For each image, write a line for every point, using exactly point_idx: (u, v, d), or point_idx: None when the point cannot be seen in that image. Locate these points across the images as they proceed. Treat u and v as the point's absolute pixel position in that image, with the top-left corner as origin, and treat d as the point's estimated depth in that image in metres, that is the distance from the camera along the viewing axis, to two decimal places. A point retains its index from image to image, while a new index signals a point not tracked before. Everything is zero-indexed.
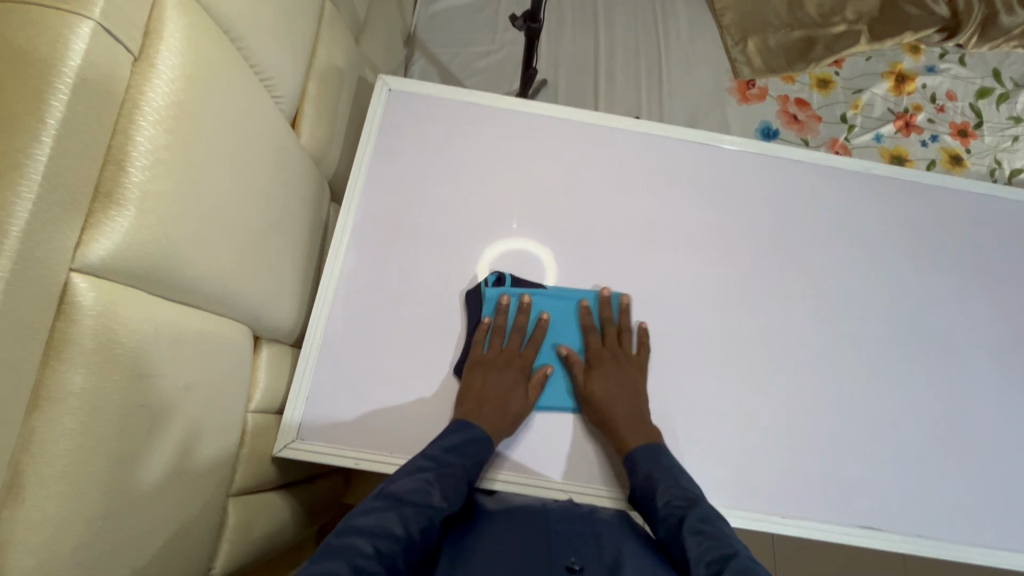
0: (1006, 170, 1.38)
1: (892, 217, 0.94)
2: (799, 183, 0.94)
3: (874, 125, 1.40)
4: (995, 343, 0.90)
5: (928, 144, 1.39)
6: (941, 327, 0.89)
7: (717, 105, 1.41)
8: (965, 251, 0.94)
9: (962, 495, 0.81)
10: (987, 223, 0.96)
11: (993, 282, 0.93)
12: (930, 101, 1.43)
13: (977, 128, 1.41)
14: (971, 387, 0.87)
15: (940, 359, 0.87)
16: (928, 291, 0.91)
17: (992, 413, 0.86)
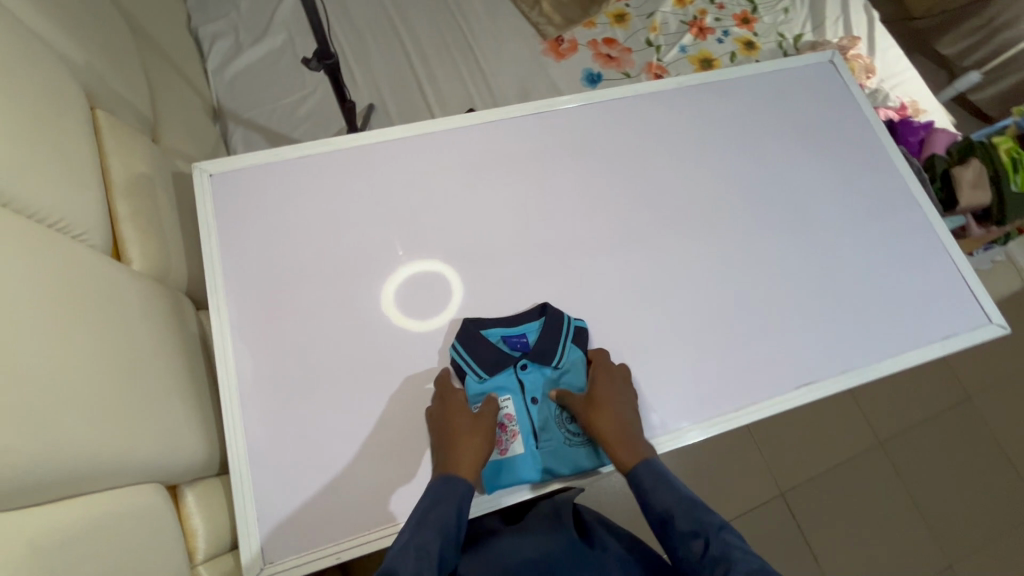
0: (790, 39, 1.56)
1: (718, 115, 1.04)
2: (633, 116, 1.00)
3: (675, 40, 1.52)
4: (836, 187, 1.02)
5: (723, 40, 1.54)
6: (791, 193, 1.00)
7: (540, 69, 1.46)
8: (785, 121, 1.06)
9: (861, 322, 0.92)
10: (791, 91, 1.09)
11: (815, 138, 1.06)
12: (710, 3, 1.58)
13: (754, 13, 1.58)
14: (831, 232, 0.98)
15: (801, 219, 0.98)
16: (769, 167, 1.02)
17: (855, 247, 0.98)
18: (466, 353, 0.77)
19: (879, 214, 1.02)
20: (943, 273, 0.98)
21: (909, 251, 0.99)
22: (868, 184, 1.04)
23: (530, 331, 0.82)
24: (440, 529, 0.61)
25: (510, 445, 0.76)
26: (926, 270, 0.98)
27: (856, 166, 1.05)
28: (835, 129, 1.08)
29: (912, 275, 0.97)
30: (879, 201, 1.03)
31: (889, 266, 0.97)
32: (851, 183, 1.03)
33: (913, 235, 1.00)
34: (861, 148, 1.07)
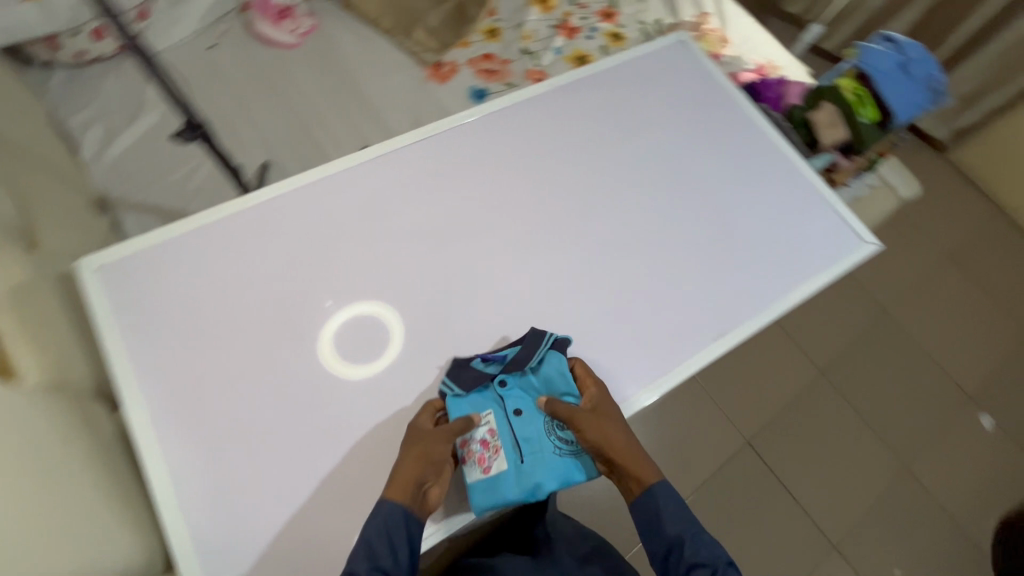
0: (652, 25, 1.68)
1: (595, 107, 1.11)
2: (517, 124, 1.06)
3: (548, 44, 1.60)
4: (717, 150, 1.11)
5: (592, 37, 1.63)
6: (679, 165, 1.08)
7: (427, 96, 1.50)
8: (661, 100, 1.14)
9: (762, 267, 1.01)
10: (659, 71, 1.17)
11: (683, 112, 1.14)
12: (573, 5, 1.68)
13: (614, 8, 1.70)
14: (715, 193, 1.06)
15: (685, 187, 1.06)
16: (647, 147, 1.09)
17: (739, 203, 1.06)
18: (450, 380, 0.82)
19: (752, 168, 1.11)
20: (819, 209, 1.08)
21: (785, 197, 1.08)
22: (739, 144, 1.13)
23: (509, 348, 0.86)
24: (367, 554, 0.67)
25: (492, 461, 0.79)
26: (803, 210, 1.07)
27: (725, 129, 1.14)
28: (708, 96, 1.16)
29: (793, 218, 1.06)
30: (751, 156, 1.12)
31: (771, 214, 1.06)
32: (724, 145, 1.12)
33: (786, 182, 1.10)
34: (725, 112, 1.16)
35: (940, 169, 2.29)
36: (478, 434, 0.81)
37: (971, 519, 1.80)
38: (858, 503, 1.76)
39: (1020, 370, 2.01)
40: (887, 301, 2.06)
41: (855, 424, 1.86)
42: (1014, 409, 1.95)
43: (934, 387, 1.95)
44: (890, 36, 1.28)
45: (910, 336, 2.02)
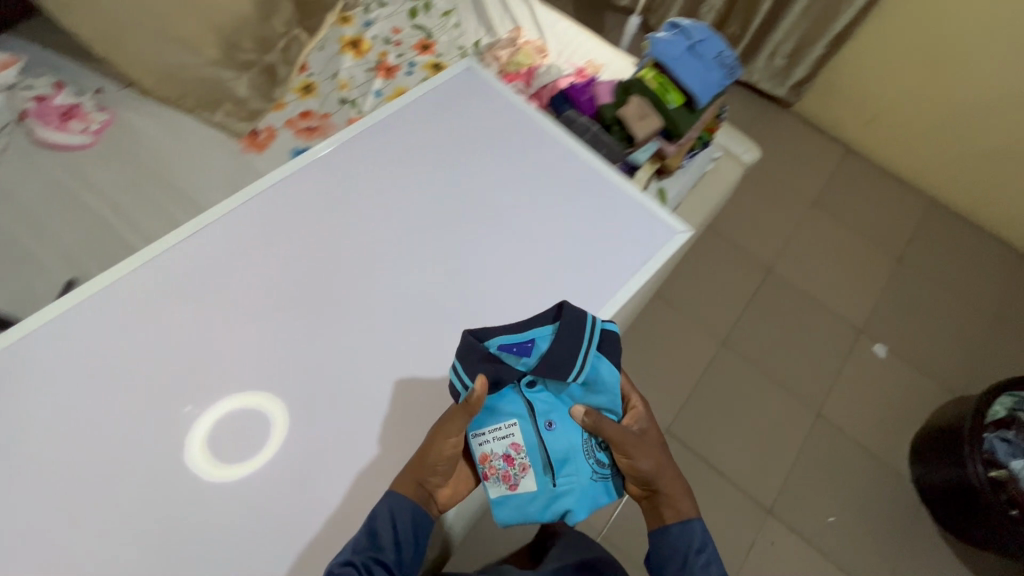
0: (470, 47, 1.67)
1: (386, 160, 1.20)
2: (311, 200, 1.15)
3: (367, 87, 1.56)
4: (513, 174, 1.22)
5: (411, 72, 1.60)
6: (477, 198, 1.19)
7: (246, 168, 1.41)
8: (449, 139, 1.23)
9: (565, 274, 1.13)
10: (445, 106, 1.24)
11: (486, 139, 1.25)
12: (388, 44, 1.65)
13: (430, 38, 1.68)
14: (520, 212, 1.18)
15: (494, 211, 1.17)
16: (457, 184, 1.20)
17: (547, 216, 1.18)
18: (468, 374, 0.98)
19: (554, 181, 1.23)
20: (621, 208, 1.20)
21: (588, 202, 1.20)
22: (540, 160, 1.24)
23: (540, 339, 1.00)
24: (371, 539, 0.88)
25: (515, 475, 0.99)
26: (605, 214, 1.19)
27: (527, 150, 1.25)
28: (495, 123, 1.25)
29: (596, 223, 1.18)
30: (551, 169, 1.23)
31: (577, 222, 1.18)
32: (528, 166, 1.23)
33: (587, 189, 1.22)
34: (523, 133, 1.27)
35: (790, 123, 2.40)
36: (505, 446, 0.99)
37: (887, 451, 1.86)
38: (780, 464, 1.79)
39: (903, 293, 2.12)
40: (769, 259, 2.13)
41: (763, 384, 1.91)
42: (903, 333, 2.05)
43: (829, 331, 2.03)
44: (675, 24, 1.33)
45: (797, 287, 2.09)
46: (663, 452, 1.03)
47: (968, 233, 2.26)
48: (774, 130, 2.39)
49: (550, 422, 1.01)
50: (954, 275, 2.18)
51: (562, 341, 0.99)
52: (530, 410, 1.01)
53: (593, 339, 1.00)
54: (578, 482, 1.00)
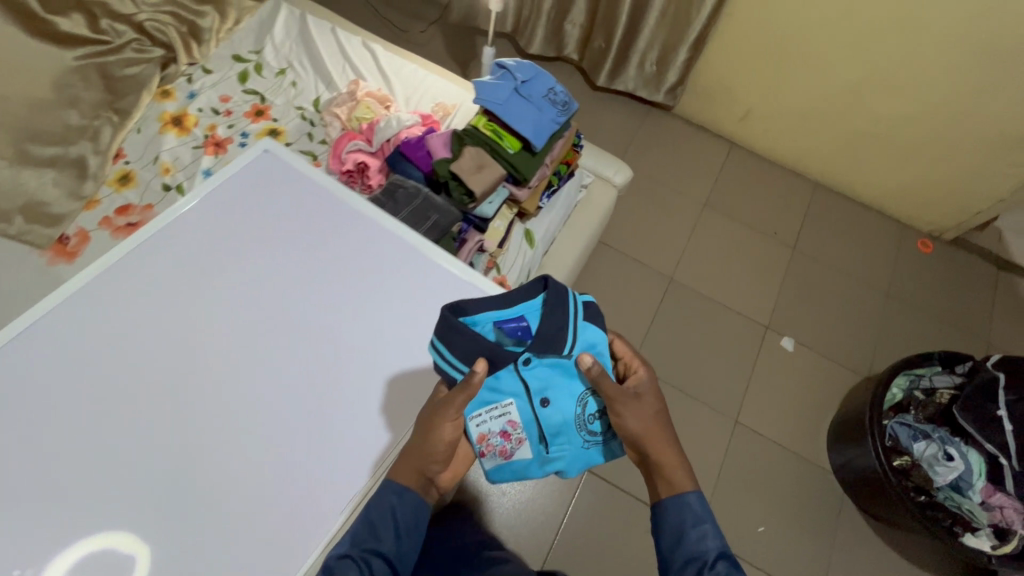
0: (309, 107, 1.56)
1: (168, 274, 0.99)
2: (72, 341, 0.92)
3: (194, 167, 1.42)
4: (328, 262, 1.06)
5: (245, 143, 1.47)
6: (292, 296, 1.02)
7: (52, 283, 1.24)
8: (244, 239, 1.05)
9: (402, 365, 1.00)
10: (235, 208, 1.07)
11: (289, 231, 1.07)
12: (216, 114, 1.51)
13: (264, 102, 1.55)
14: (333, 316, 1.02)
15: (302, 321, 1.01)
16: (262, 289, 1.02)
17: (366, 313, 1.03)
18: (452, 351, 0.97)
19: (376, 262, 1.08)
20: (445, 292, 1.07)
21: (409, 288, 1.06)
22: (353, 246, 1.08)
23: (526, 316, 1.02)
24: (372, 532, 0.83)
25: (514, 447, 1.04)
26: (432, 302, 1.05)
27: (336, 237, 1.08)
28: (296, 215, 1.09)
29: (423, 311, 1.05)
30: (367, 256, 1.08)
31: (401, 312, 1.04)
32: (341, 254, 1.07)
33: (407, 271, 1.08)
34: (330, 216, 1.10)
35: (673, 126, 2.40)
36: (501, 423, 1.03)
37: (806, 445, 1.87)
38: (705, 481, 1.76)
39: (800, 281, 2.14)
40: (668, 268, 2.11)
41: (677, 397, 1.88)
42: (806, 321, 2.07)
43: (735, 333, 2.02)
44: (501, 65, 1.26)
45: (699, 292, 2.08)
46: (666, 418, 0.99)
47: (853, 210, 2.31)
48: (658, 134, 2.39)
49: (543, 394, 1.03)
50: (846, 254, 2.22)
51: (550, 317, 1.01)
52: (524, 387, 1.04)
53: (577, 312, 1.03)
54: (572, 449, 1.05)
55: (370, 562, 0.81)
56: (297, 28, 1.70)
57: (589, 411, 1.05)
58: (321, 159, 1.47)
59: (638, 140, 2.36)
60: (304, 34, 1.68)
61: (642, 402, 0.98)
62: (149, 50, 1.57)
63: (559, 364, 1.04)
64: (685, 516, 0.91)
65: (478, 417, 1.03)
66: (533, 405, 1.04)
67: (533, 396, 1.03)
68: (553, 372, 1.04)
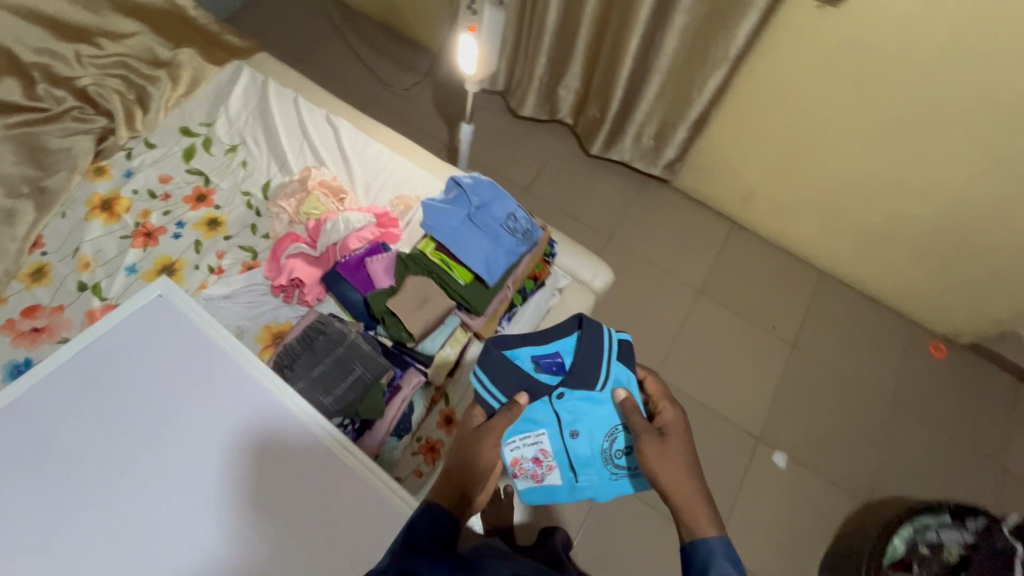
0: (258, 192, 1.41)
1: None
2: None
3: (118, 263, 1.27)
4: (192, 458, 0.81)
5: (179, 234, 1.32)
6: (135, 512, 0.77)
7: None
8: (89, 427, 0.81)
9: None
10: (89, 380, 0.84)
11: (154, 414, 0.84)
12: (152, 198, 1.36)
13: (208, 184, 1.40)
14: (191, 546, 0.76)
15: (146, 549, 0.75)
16: (97, 501, 0.78)
17: (234, 543, 0.77)
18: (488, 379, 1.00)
19: (255, 457, 0.83)
20: (338, 502, 0.82)
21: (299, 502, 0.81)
22: (231, 438, 0.84)
23: (561, 352, 1.06)
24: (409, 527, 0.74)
25: (545, 474, 1.09)
26: (327, 523, 0.80)
27: (210, 424, 0.84)
28: (162, 389, 0.85)
29: (309, 534, 0.79)
30: (250, 452, 0.83)
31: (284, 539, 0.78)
32: (215, 449, 0.82)
33: (300, 476, 0.83)
34: (207, 389, 0.86)
35: (672, 200, 2.22)
36: (533, 449, 1.08)
37: None
38: None
39: (798, 385, 1.96)
40: (653, 365, 1.94)
41: None
42: (802, 432, 1.89)
43: (723, 442, 1.84)
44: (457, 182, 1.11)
45: (685, 394, 1.91)
46: (692, 454, 0.92)
47: (861, 306, 2.13)
48: (655, 209, 2.20)
49: (574, 424, 1.06)
50: (851, 357, 2.03)
51: (584, 352, 1.04)
52: (555, 421, 1.07)
53: (611, 351, 1.04)
54: (601, 479, 1.07)
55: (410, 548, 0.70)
56: (256, 99, 1.56)
57: (617, 446, 1.07)
58: (261, 257, 1.31)
59: (633, 214, 2.18)
60: (263, 106, 1.54)
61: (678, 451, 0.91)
62: (88, 120, 1.42)
63: (591, 398, 1.06)
64: (711, 552, 0.82)
65: (512, 442, 1.08)
66: (563, 439, 1.07)
67: (564, 425, 1.07)
68: (585, 404, 1.06)
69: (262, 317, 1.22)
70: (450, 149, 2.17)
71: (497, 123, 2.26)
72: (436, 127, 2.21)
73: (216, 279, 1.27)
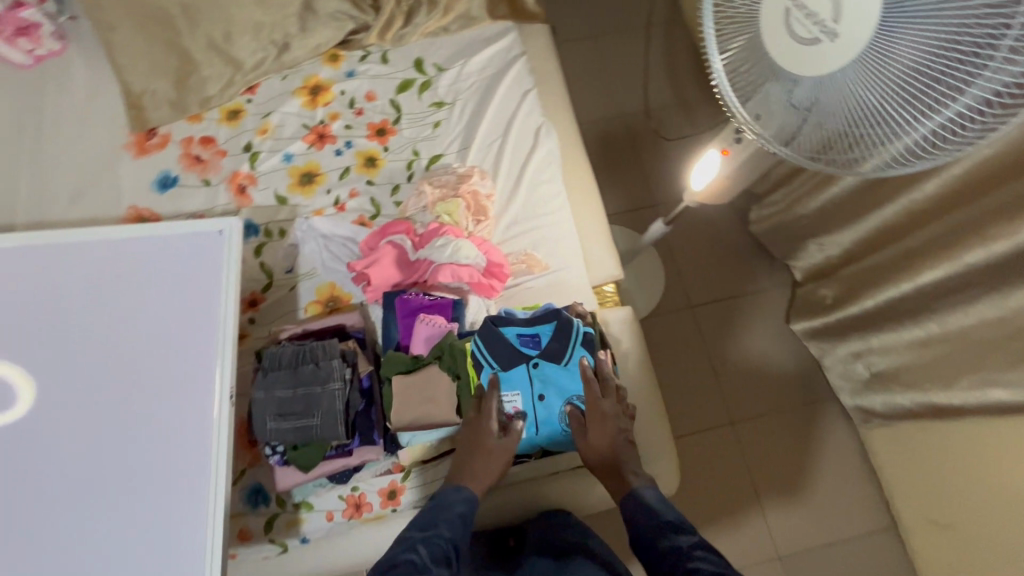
0: (425, 159, 1.35)
1: (21, 294, 0.90)
2: None
3: (284, 145, 1.34)
4: (140, 399, 0.87)
5: (342, 152, 1.35)
6: (77, 409, 0.86)
7: (109, 164, 1.31)
8: (103, 312, 0.90)
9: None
10: (133, 271, 0.92)
11: (139, 329, 0.90)
12: (349, 107, 1.39)
13: (395, 124, 1.38)
14: (83, 452, 0.85)
15: (61, 443, 0.85)
16: (64, 377, 0.87)
17: (108, 472, 0.84)
18: (483, 347, 1.02)
19: (176, 437, 0.85)
20: (192, 528, 0.82)
21: (155, 505, 0.83)
22: (170, 391, 0.87)
23: (541, 331, 1.03)
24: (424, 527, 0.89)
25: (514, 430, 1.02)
26: (168, 534, 0.81)
27: (166, 367, 0.88)
28: (164, 323, 0.90)
29: (157, 537, 0.81)
30: (169, 419, 0.86)
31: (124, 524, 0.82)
32: (147, 407, 0.86)
33: (172, 486, 0.83)
34: (192, 348, 0.89)
35: (835, 439, 1.70)
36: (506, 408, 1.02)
37: None
38: None
39: None
40: None
41: None
42: None
43: None
44: (558, 314, 1.03)
45: None
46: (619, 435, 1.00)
47: None
48: (809, 433, 1.71)
49: (543, 392, 1.04)
50: None
51: (562, 337, 1.03)
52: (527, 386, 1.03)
53: (580, 338, 1.04)
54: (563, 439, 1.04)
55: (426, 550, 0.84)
56: (495, 70, 1.46)
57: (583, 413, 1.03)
58: (377, 221, 1.29)
59: (778, 418, 1.72)
60: (495, 80, 1.44)
61: (615, 429, 1.00)
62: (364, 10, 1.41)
63: (559, 373, 1.04)
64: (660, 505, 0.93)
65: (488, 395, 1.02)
66: (533, 404, 1.03)
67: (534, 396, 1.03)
68: (559, 379, 1.04)
69: (335, 274, 1.23)
70: (651, 213, 1.89)
71: (718, 221, 1.89)
72: (656, 183, 1.93)
73: (332, 213, 1.28)
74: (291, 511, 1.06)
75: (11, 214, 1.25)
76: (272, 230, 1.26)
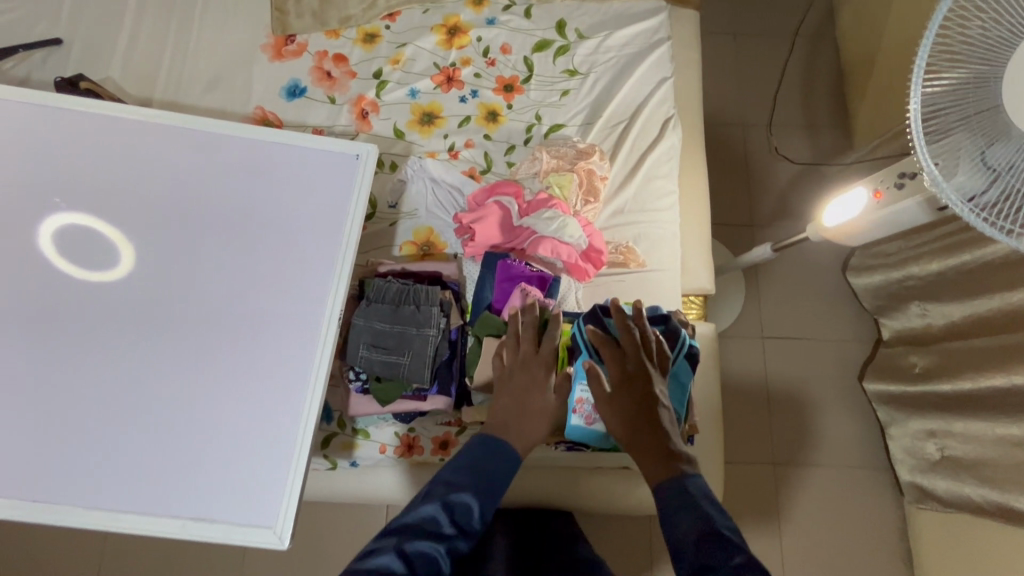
0: (546, 125, 1.32)
1: (167, 173, 0.94)
2: (69, 141, 0.94)
3: (412, 81, 1.33)
4: (258, 300, 0.91)
5: (466, 100, 1.33)
6: (200, 293, 0.91)
7: (247, 62, 1.33)
8: (239, 210, 0.94)
9: (184, 448, 0.85)
10: (270, 176, 0.95)
11: (268, 233, 0.93)
12: (482, 56, 1.36)
13: (524, 83, 1.35)
14: (200, 335, 0.90)
15: (182, 323, 0.90)
16: (195, 261, 0.92)
17: (217, 361, 0.89)
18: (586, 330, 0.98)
19: (283, 343, 0.89)
20: (283, 430, 0.86)
21: (257, 399, 0.87)
22: (286, 299, 0.91)
23: None
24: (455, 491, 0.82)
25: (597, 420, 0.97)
26: (262, 431, 0.86)
27: (286, 276, 0.92)
28: (291, 233, 0.93)
29: (251, 432, 0.86)
30: (281, 326, 0.90)
31: (223, 417, 0.87)
32: (263, 309, 0.91)
33: (270, 392, 0.88)
34: (311, 263, 0.92)
35: (875, 511, 1.64)
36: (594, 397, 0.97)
37: None
38: None
39: None
40: None
41: None
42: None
43: None
44: (666, 320, 1.01)
45: None
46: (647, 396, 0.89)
47: None
48: (852, 495, 1.65)
49: None
50: None
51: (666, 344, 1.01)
52: None
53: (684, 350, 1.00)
54: None
55: (456, 523, 0.80)
56: (636, 50, 1.39)
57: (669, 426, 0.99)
58: (486, 176, 1.27)
59: (824, 472, 1.66)
60: (633, 60, 1.37)
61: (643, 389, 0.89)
62: None
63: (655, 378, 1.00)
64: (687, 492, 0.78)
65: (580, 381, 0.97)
66: None
67: None
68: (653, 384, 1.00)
69: (436, 220, 1.23)
70: (747, 233, 1.81)
71: (815, 258, 1.80)
72: (761, 203, 1.83)
73: (445, 159, 1.28)
74: (349, 434, 1.10)
75: (149, 90, 1.29)
76: (384, 162, 1.27)
